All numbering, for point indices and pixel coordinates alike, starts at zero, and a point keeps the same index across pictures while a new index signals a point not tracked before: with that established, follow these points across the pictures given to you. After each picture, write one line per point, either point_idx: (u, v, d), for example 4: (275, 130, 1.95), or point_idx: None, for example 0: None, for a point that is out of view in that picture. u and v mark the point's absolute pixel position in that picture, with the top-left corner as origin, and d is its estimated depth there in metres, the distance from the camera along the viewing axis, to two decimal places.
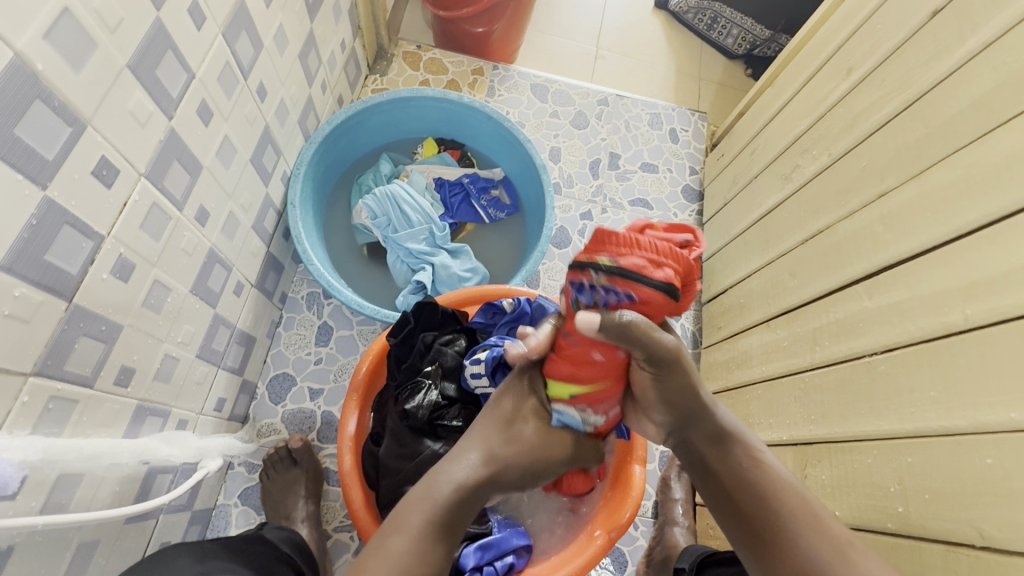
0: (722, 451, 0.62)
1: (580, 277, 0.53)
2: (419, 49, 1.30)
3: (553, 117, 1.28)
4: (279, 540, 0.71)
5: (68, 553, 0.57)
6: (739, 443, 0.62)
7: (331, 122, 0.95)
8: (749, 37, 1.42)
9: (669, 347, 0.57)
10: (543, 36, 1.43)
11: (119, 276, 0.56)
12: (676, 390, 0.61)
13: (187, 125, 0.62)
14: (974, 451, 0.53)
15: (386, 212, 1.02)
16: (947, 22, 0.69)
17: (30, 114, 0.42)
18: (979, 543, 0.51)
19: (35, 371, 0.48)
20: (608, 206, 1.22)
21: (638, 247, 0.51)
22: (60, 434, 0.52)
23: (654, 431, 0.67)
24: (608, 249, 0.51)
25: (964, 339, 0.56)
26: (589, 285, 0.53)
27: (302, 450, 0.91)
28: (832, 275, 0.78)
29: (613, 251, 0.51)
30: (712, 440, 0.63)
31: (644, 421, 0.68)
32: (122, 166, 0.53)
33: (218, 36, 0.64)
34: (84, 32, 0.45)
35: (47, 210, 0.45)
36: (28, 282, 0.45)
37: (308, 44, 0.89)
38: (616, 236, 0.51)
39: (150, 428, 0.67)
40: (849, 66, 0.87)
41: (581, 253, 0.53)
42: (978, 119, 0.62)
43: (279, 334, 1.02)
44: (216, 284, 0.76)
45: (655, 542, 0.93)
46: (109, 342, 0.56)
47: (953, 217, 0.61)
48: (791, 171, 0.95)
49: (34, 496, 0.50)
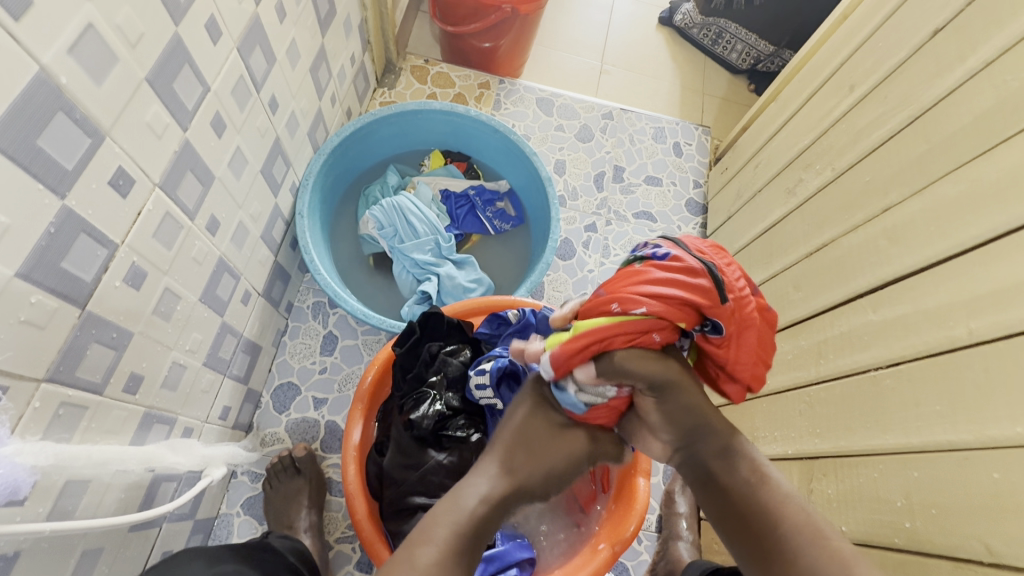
0: (728, 472, 0.55)
1: (666, 245, 0.56)
2: (427, 63, 1.32)
3: (558, 131, 1.30)
4: (284, 550, 0.71)
5: (73, 559, 0.57)
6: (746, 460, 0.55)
7: (340, 134, 0.97)
8: (753, 52, 1.43)
9: (667, 372, 0.55)
10: (549, 51, 1.46)
11: (131, 284, 0.56)
12: (677, 407, 0.57)
13: (201, 137, 0.63)
14: (981, 466, 0.52)
15: (393, 223, 1.03)
16: (947, 41, 0.71)
17: (52, 126, 0.43)
18: (987, 559, 0.50)
19: (47, 377, 0.48)
20: (612, 218, 1.22)
21: (724, 259, 0.56)
22: (70, 440, 0.53)
23: (662, 450, 0.60)
24: (707, 248, 0.56)
25: (969, 353, 0.56)
26: (665, 251, 0.56)
27: (306, 459, 0.92)
28: (836, 289, 0.79)
29: (706, 251, 0.56)
30: (716, 458, 0.56)
31: (649, 440, 0.61)
32: (138, 175, 0.54)
33: (233, 50, 0.65)
34: (106, 47, 0.46)
35: (64, 219, 0.46)
36: (43, 288, 0.46)
37: (319, 58, 0.91)
38: (718, 249, 0.56)
39: (157, 435, 0.67)
40: (851, 83, 0.88)
41: (692, 242, 0.57)
42: (979, 137, 0.62)
43: (284, 343, 1.02)
44: (224, 292, 0.77)
45: (660, 557, 0.92)
46: (119, 349, 0.57)
47: (956, 233, 0.62)
48: (794, 186, 0.96)
49: (42, 502, 0.51)
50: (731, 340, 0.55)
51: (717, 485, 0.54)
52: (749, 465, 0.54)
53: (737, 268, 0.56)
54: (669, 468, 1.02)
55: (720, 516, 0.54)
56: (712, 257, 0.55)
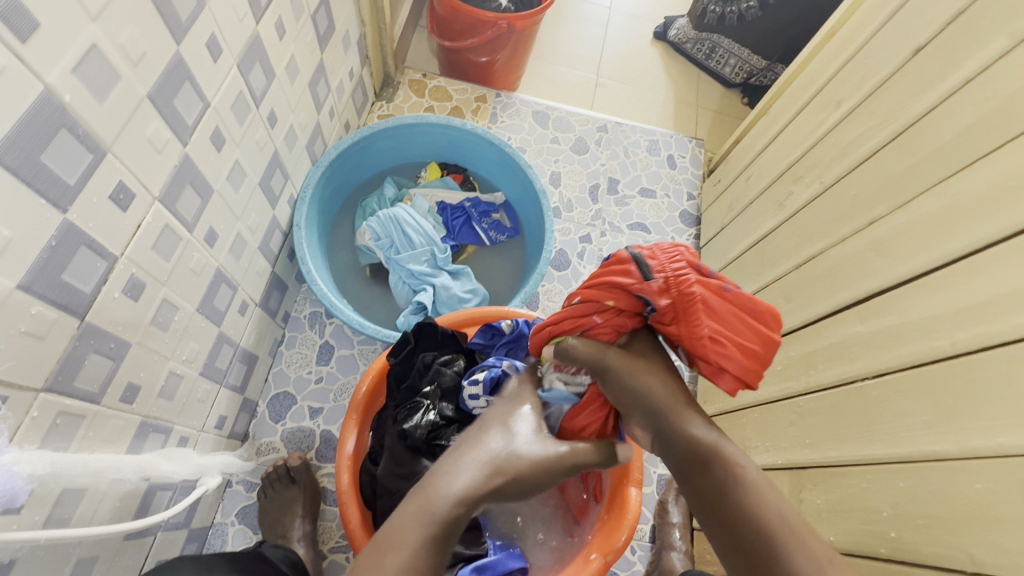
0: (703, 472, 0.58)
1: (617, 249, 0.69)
2: (424, 77, 1.34)
3: (554, 143, 1.32)
4: (276, 558, 0.71)
5: (67, 568, 0.58)
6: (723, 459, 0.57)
7: (338, 147, 0.98)
8: (746, 66, 1.46)
9: (611, 358, 0.66)
10: (545, 65, 1.48)
11: (130, 295, 0.57)
12: (634, 392, 0.65)
13: (201, 151, 0.65)
14: (966, 477, 0.53)
15: (389, 234, 1.04)
16: (930, 59, 0.72)
17: (55, 142, 0.45)
18: (971, 568, 0.51)
19: (46, 387, 0.49)
20: (607, 229, 1.24)
21: (666, 250, 0.65)
22: (67, 449, 0.54)
23: (643, 436, 0.67)
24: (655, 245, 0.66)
25: (953, 365, 0.57)
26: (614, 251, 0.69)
27: (301, 468, 0.92)
28: (824, 300, 0.80)
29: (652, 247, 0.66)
30: (687, 451, 0.60)
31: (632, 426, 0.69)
32: (138, 189, 0.55)
33: (233, 67, 0.67)
34: (109, 66, 0.48)
35: (65, 233, 0.47)
36: (43, 300, 0.47)
37: (318, 73, 0.93)
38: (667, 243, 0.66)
39: (153, 444, 0.68)
40: (839, 98, 0.90)
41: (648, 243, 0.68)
42: (961, 152, 0.64)
43: (280, 352, 1.03)
44: (221, 302, 0.78)
45: (654, 567, 0.92)
46: (118, 359, 0.58)
47: (940, 246, 0.63)
48: (784, 199, 0.97)
49: (38, 510, 0.51)
50: (675, 317, 0.63)
51: (695, 474, 0.58)
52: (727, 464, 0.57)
53: (685, 252, 0.65)
54: (663, 477, 1.03)
55: (700, 508, 0.57)
56: (643, 248, 0.66)
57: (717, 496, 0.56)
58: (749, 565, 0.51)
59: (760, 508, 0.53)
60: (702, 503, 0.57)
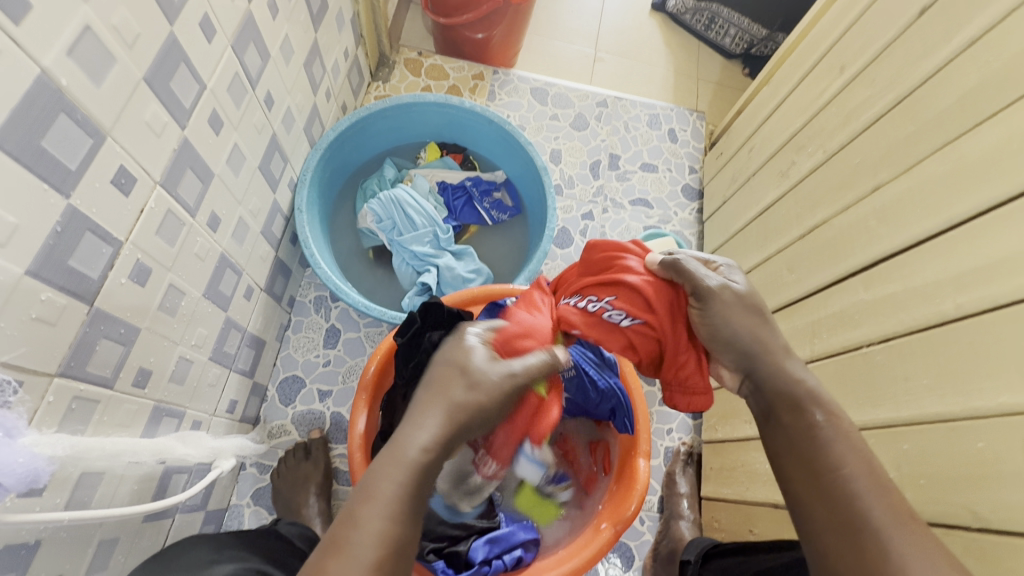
0: (794, 413, 0.51)
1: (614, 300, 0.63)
2: (420, 56, 1.32)
3: (553, 120, 1.30)
4: (291, 536, 0.73)
5: (90, 548, 0.59)
6: (818, 404, 0.51)
7: (336, 129, 0.97)
8: (746, 36, 1.43)
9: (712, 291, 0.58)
10: (542, 40, 1.46)
11: (137, 281, 0.58)
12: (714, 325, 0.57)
13: (199, 135, 0.64)
14: (968, 436, 0.54)
15: (391, 216, 1.04)
16: (934, 20, 0.71)
17: (54, 127, 0.44)
18: (974, 525, 0.52)
19: (60, 372, 0.50)
20: (609, 206, 1.23)
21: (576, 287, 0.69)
22: (84, 432, 0.54)
23: (731, 378, 0.58)
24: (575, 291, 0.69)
25: (955, 327, 0.58)
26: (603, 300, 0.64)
27: (318, 443, 0.96)
28: (829, 268, 0.80)
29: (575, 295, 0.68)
30: (782, 395, 0.52)
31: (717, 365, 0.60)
32: (139, 174, 0.55)
33: (227, 48, 0.66)
34: (104, 48, 0.47)
35: (70, 218, 0.47)
36: (52, 286, 0.47)
37: (312, 53, 0.91)
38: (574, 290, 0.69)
39: (166, 428, 0.69)
40: (842, 64, 0.88)
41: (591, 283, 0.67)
42: (966, 114, 0.63)
43: (288, 337, 1.04)
44: (227, 287, 0.78)
45: (662, 536, 0.94)
46: (128, 344, 0.58)
47: (944, 210, 0.63)
48: (787, 168, 0.97)
49: (59, 493, 0.52)
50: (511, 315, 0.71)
51: (787, 415, 0.51)
52: (822, 410, 0.51)
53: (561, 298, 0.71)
54: (670, 449, 1.04)
55: (779, 442, 0.51)
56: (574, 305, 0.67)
57: (805, 442, 0.49)
58: (817, 494, 0.46)
59: (842, 456, 0.47)
60: (777, 442, 0.51)
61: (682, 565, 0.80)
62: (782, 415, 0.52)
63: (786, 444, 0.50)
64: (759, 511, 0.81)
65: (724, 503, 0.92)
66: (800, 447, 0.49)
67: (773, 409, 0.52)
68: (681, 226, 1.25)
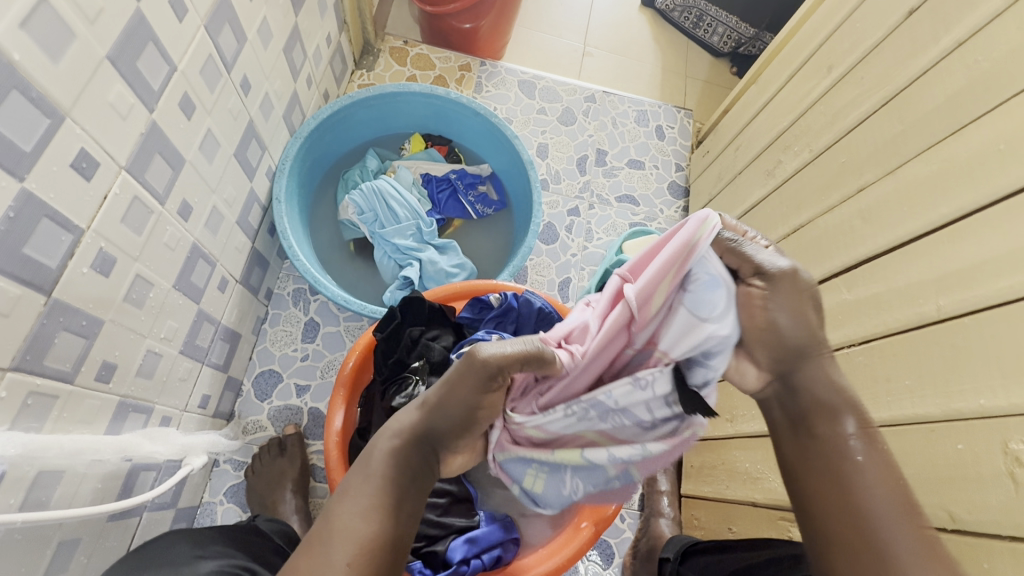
0: (827, 423, 0.48)
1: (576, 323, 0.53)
2: (406, 44, 1.29)
3: (540, 114, 1.29)
4: (271, 532, 0.71)
5: (49, 549, 0.56)
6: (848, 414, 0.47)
7: (317, 117, 0.94)
8: (734, 35, 1.44)
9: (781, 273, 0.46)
10: (531, 33, 1.44)
11: (100, 270, 0.55)
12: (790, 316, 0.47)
13: (169, 118, 0.61)
14: (946, 438, 0.54)
15: (373, 208, 1.01)
16: (922, 21, 0.71)
17: (6, 105, 0.42)
18: (950, 526, 0.53)
19: (13, 366, 0.47)
20: (595, 202, 1.22)
21: None
22: (40, 429, 0.52)
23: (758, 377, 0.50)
24: None
25: (936, 329, 0.58)
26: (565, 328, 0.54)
27: (293, 439, 0.93)
28: (811, 269, 0.80)
29: None
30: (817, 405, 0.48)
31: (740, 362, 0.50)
32: (103, 159, 0.52)
33: (200, 28, 0.63)
34: (63, 22, 0.44)
35: (24, 203, 0.45)
36: (5, 275, 0.44)
37: (293, 37, 0.88)
38: None
39: (133, 424, 0.66)
40: (830, 63, 0.88)
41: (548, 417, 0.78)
42: (952, 116, 0.63)
43: (264, 330, 1.01)
44: (199, 279, 0.75)
45: (642, 534, 0.94)
46: (90, 337, 0.56)
47: (927, 212, 0.63)
48: (773, 167, 0.97)
49: (13, 493, 0.50)
50: None
51: (810, 434, 0.48)
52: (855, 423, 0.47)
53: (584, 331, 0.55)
54: None
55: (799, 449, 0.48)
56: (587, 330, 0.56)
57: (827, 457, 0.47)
58: (834, 494, 0.46)
59: (869, 492, 0.45)
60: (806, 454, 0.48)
61: (661, 562, 0.80)
62: (813, 425, 0.48)
63: (802, 452, 0.48)
64: (740, 510, 0.81)
65: (704, 501, 0.92)
66: (821, 474, 0.46)
67: (805, 419, 0.48)
68: (666, 224, 1.25)
